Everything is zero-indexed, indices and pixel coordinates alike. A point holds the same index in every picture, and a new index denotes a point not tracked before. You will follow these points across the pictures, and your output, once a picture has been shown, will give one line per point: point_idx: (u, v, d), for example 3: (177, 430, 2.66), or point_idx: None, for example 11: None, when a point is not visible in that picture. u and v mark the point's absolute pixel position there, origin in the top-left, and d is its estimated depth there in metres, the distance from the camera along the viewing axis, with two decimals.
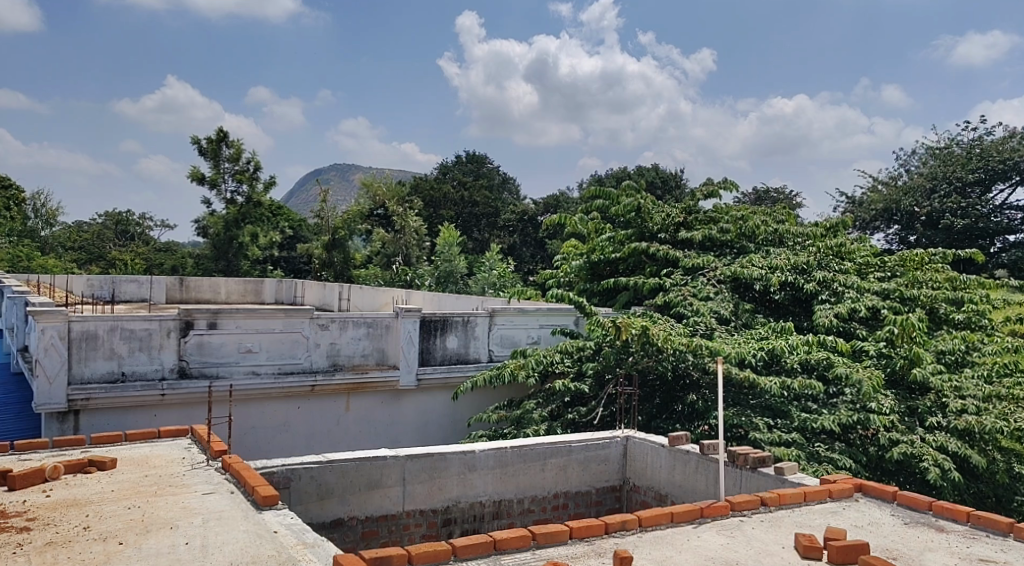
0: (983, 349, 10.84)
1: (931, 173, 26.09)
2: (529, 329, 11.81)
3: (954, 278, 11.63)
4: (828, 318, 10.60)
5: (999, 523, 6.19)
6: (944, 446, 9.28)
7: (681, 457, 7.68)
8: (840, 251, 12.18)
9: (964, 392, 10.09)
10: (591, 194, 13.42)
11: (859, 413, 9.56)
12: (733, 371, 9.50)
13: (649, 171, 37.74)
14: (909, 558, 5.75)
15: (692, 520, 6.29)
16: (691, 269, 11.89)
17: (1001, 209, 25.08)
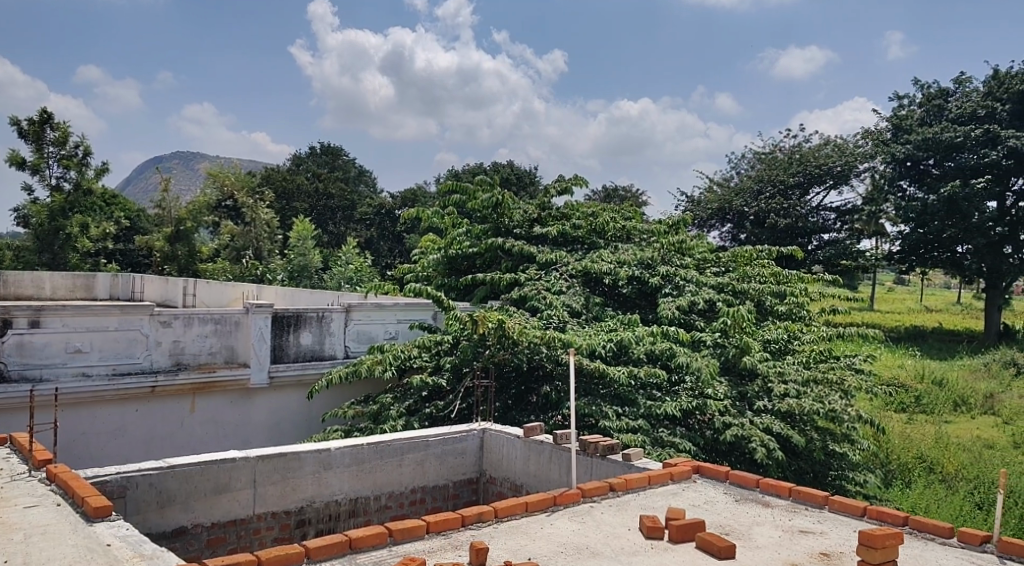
0: (804, 337, 11.85)
1: (758, 176, 28.02)
2: (386, 324, 11.87)
3: (778, 273, 12.65)
4: (671, 310, 11.26)
5: (815, 496, 6.87)
6: (770, 427, 10.12)
7: (536, 448, 8.02)
8: (681, 247, 12.94)
9: (787, 377, 11.02)
10: (448, 189, 13.59)
11: (697, 399, 10.25)
12: (585, 361, 9.94)
13: (504, 167, 38.36)
14: (739, 532, 6.29)
15: (545, 508, 6.60)
16: (544, 264, 12.29)
17: (817, 211, 27.42)
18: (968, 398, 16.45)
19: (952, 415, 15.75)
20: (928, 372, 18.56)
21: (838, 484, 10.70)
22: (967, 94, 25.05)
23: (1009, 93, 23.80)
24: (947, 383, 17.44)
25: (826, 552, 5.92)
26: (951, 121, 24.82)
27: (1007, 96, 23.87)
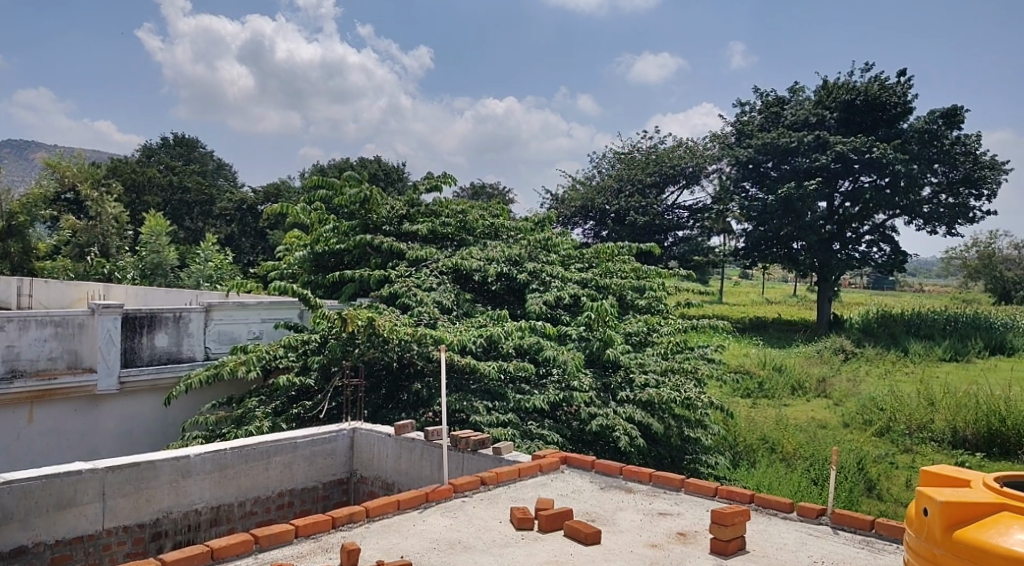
0: (662, 329, 12.45)
1: (618, 175, 29.07)
2: (249, 324, 11.62)
3: (638, 269, 13.25)
4: (538, 305, 11.59)
5: (673, 480, 7.30)
6: (631, 416, 10.61)
7: (407, 445, 8.11)
8: (547, 244, 13.31)
9: (646, 368, 11.57)
10: (313, 184, 13.41)
11: (564, 391, 10.60)
12: (456, 357, 10.08)
13: (371, 163, 38.02)
14: (605, 518, 6.61)
15: (417, 505, 6.72)
16: (414, 261, 12.33)
17: (672, 209, 28.83)
18: (804, 383, 17.82)
19: (791, 399, 17.04)
20: (770, 360, 19.97)
21: (692, 467, 11.33)
22: (800, 102, 27.05)
23: (837, 102, 25.88)
24: (786, 369, 18.85)
25: (684, 532, 6.31)
26: (787, 127, 26.77)
27: (834, 105, 25.98)
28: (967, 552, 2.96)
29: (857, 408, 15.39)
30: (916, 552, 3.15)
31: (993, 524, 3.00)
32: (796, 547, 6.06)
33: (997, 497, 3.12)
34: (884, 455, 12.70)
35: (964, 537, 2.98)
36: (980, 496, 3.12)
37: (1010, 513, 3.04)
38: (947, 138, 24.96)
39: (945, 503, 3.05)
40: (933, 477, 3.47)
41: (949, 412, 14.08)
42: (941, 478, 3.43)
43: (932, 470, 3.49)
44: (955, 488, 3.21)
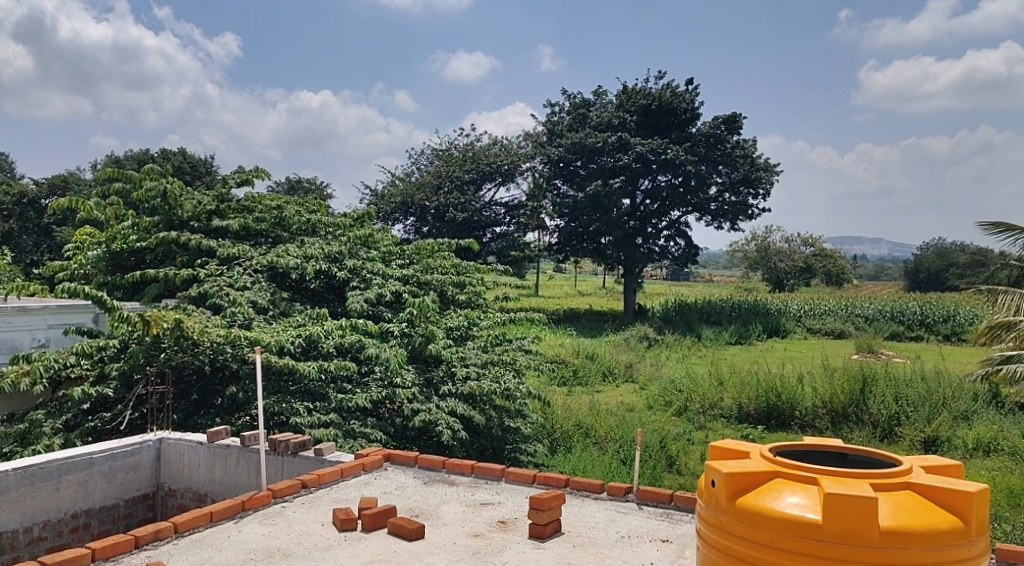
0: (482, 324, 12.65)
1: (436, 171, 29.21)
2: (34, 330, 10.71)
3: (458, 265, 13.43)
4: (360, 303, 11.48)
5: (494, 470, 7.50)
6: (454, 409, 10.76)
7: (221, 452, 7.83)
8: (367, 240, 13.18)
9: (467, 361, 11.73)
10: (108, 176, 12.48)
11: (387, 389, 10.58)
12: (273, 359, 9.78)
13: (174, 155, 35.90)
14: (429, 512, 6.70)
15: (231, 516, 6.51)
16: (225, 259, 11.79)
17: (489, 205, 29.41)
18: (613, 369, 18.84)
19: (601, 385, 17.95)
20: (583, 349, 20.91)
21: (513, 456, 11.67)
22: (604, 104, 28.44)
23: (635, 107, 27.51)
24: (597, 357, 19.81)
25: (504, 520, 6.53)
26: (592, 127, 28.04)
27: (633, 109, 27.57)
28: (747, 518, 2.98)
29: (659, 391, 16.47)
30: (706, 524, 3.15)
31: (770, 490, 3.03)
32: (607, 525, 6.44)
33: (774, 466, 3.16)
34: (682, 433, 13.69)
35: (745, 504, 3.00)
36: (758, 465, 3.16)
37: (784, 479, 3.08)
38: (728, 143, 27.29)
39: (730, 474, 3.07)
40: (720, 452, 3.50)
41: (736, 391, 15.43)
42: (725, 452, 3.46)
43: (721, 445, 3.52)
44: (737, 462, 3.24)
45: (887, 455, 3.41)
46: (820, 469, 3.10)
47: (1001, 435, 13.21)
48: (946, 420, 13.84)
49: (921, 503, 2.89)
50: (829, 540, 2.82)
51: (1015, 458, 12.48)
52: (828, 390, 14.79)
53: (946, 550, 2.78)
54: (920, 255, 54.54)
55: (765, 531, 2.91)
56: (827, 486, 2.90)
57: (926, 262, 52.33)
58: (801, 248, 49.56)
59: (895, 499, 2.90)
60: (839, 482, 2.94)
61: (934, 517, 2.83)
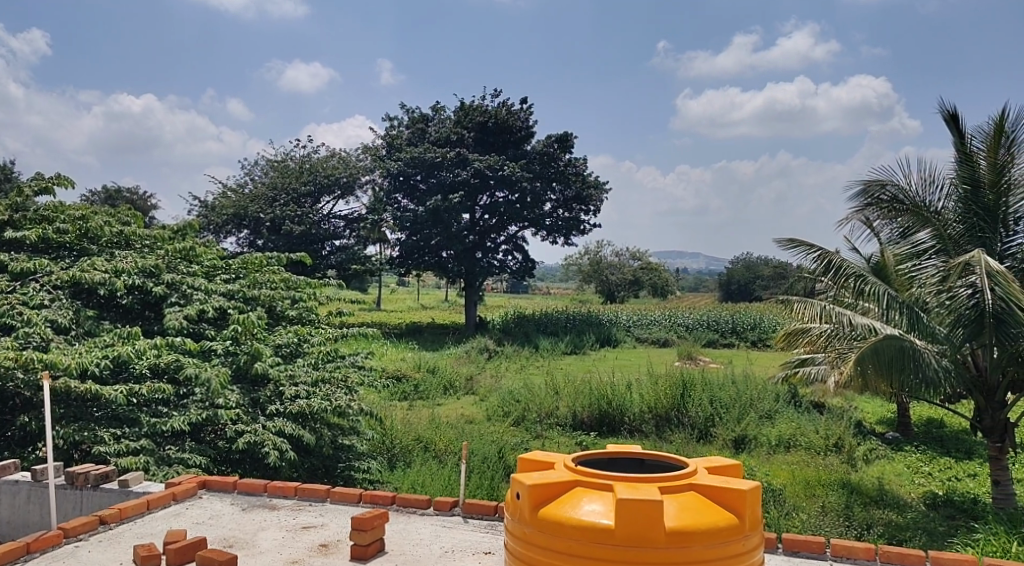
0: (313, 339, 12.21)
1: (272, 183, 28.25)
2: None
3: (288, 279, 12.95)
4: (178, 320, 10.86)
5: (318, 491, 7.35)
6: (282, 429, 10.38)
7: (8, 489, 7.19)
8: (188, 254, 12.50)
9: (297, 379, 11.28)
10: None
11: (208, 410, 10.01)
12: (74, 383, 9.11)
13: None
14: (244, 541, 6.46)
15: (14, 559, 5.99)
16: (19, 274, 10.82)
17: (328, 218, 28.80)
18: (453, 382, 18.91)
19: (441, 398, 17.97)
20: (423, 362, 20.87)
21: (346, 474, 11.36)
22: (442, 120, 28.67)
23: (473, 123, 27.92)
24: (437, 370, 19.82)
25: (325, 543, 6.40)
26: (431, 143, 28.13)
27: (470, 126, 27.97)
28: (549, 528, 3.10)
29: (498, 401, 16.66)
30: (512, 538, 3.23)
31: (570, 499, 3.16)
32: (431, 540, 6.46)
33: (575, 475, 3.30)
34: (520, 443, 13.93)
35: (546, 514, 3.12)
36: (560, 475, 3.29)
37: (583, 487, 3.22)
38: (562, 161, 28.32)
39: (532, 486, 3.17)
40: (529, 464, 3.60)
41: (570, 399, 15.87)
42: (534, 464, 3.57)
43: (529, 457, 3.63)
44: (541, 473, 3.36)
45: (677, 458, 3.65)
46: (617, 476, 3.27)
47: (800, 433, 14.40)
48: (753, 420, 14.94)
49: (703, 502, 3.12)
50: (621, 544, 2.98)
51: (812, 452, 13.62)
52: (652, 396, 15.60)
53: (723, 546, 3.02)
54: (734, 268, 58.58)
55: (564, 539, 3.05)
56: (619, 493, 3.07)
57: (737, 275, 56.23)
58: (629, 262, 52.09)
59: (681, 501, 3.11)
60: (630, 488, 3.12)
61: (713, 516, 3.06)
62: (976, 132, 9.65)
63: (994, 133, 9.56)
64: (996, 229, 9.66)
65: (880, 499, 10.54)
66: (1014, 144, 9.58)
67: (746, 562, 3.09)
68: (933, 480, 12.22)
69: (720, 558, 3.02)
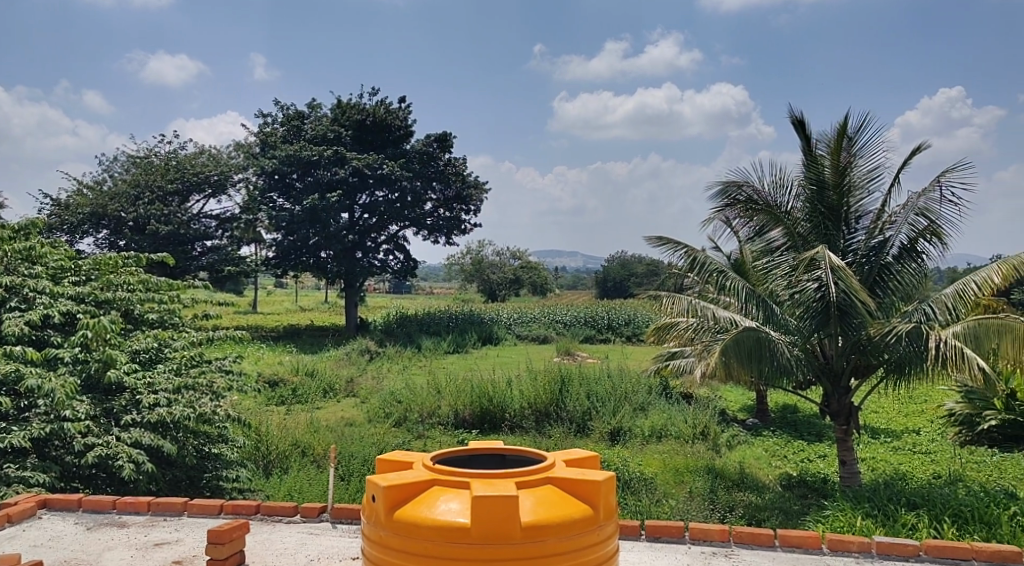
0: (175, 344, 11.55)
1: (134, 180, 26.46)
2: None
3: (146, 281, 12.14)
4: (18, 327, 10.11)
5: (173, 504, 7.01)
6: (139, 440, 9.80)
7: None
8: (30, 255, 11.55)
9: (156, 387, 10.57)
10: None
11: (53, 424, 9.32)
12: None
13: None
14: (87, 563, 6.05)
15: None
16: None
17: (197, 218, 27.46)
18: (333, 385, 18.50)
19: (320, 401, 17.54)
20: (301, 365, 20.28)
21: (213, 485, 10.85)
22: (318, 118, 28.03)
23: (350, 121, 27.42)
24: (316, 373, 19.32)
25: (178, 560, 6.10)
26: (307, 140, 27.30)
27: (348, 124, 27.45)
28: (404, 530, 3.04)
29: (379, 403, 16.39)
30: (368, 542, 3.15)
31: (426, 499, 3.10)
32: (295, 550, 6.26)
33: (432, 474, 3.24)
34: (402, 444, 13.74)
35: (401, 516, 3.06)
36: (417, 475, 3.22)
37: (440, 486, 3.17)
38: (441, 161, 28.29)
39: (388, 487, 3.09)
40: (387, 465, 3.51)
41: (452, 398, 15.78)
42: (392, 465, 3.49)
43: (388, 457, 3.54)
44: (398, 473, 3.28)
45: (536, 451, 3.66)
46: (473, 473, 3.24)
47: (670, 423, 14.89)
48: (627, 411, 15.32)
49: (560, 495, 3.13)
50: (477, 542, 2.95)
51: (681, 440, 14.11)
52: (532, 392, 15.74)
53: (579, 536, 3.05)
54: (610, 265, 60.07)
55: (420, 541, 2.99)
56: (476, 490, 3.03)
57: (613, 273, 57.70)
58: (509, 261, 52.62)
59: (537, 495, 3.11)
60: (487, 484, 3.09)
61: (568, 508, 3.08)
62: (820, 137, 10.22)
63: (836, 136, 10.14)
64: (838, 227, 10.34)
65: (741, 482, 11.04)
66: (853, 147, 10.21)
67: (601, 551, 3.12)
68: (788, 462, 12.91)
69: (576, 549, 3.04)
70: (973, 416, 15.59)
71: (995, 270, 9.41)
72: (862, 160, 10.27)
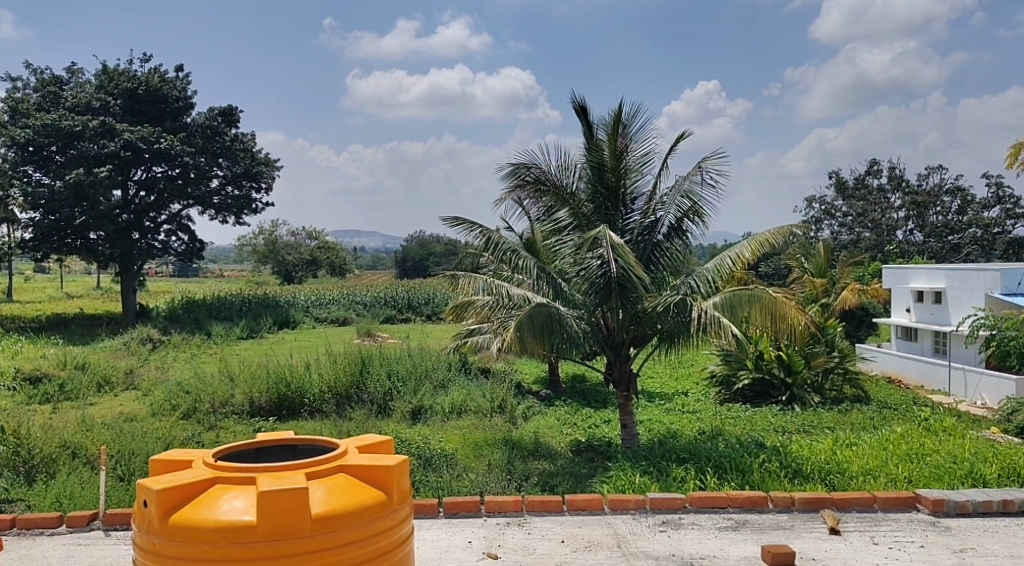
0: None
1: None
2: None
3: None
4: None
5: None
6: None
7: None
8: None
9: None
10: None
11: None
12: None
13: None
14: None
15: None
16: None
17: None
18: (109, 378, 17.21)
19: (95, 397, 16.26)
20: (71, 358, 18.62)
21: None
22: (80, 84, 25.68)
23: (119, 90, 25.31)
24: (88, 366, 17.88)
25: None
26: (67, 109, 24.90)
27: (117, 92, 25.34)
28: (181, 535, 2.98)
29: (163, 395, 15.44)
30: (140, 550, 3.06)
31: (207, 499, 3.04)
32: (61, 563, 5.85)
33: (214, 471, 3.16)
34: (191, 437, 12.99)
35: (178, 520, 2.99)
36: (197, 474, 3.13)
37: (223, 484, 3.10)
38: (226, 135, 26.97)
39: (161, 491, 3.00)
40: (161, 466, 3.37)
41: (246, 386, 15.17)
42: (166, 465, 3.35)
43: (162, 458, 3.39)
44: (175, 474, 3.16)
45: (326, 440, 3.65)
46: (259, 468, 3.18)
47: (470, 399, 15.20)
48: (427, 390, 15.49)
49: (352, 483, 3.16)
50: (262, 539, 2.94)
51: (480, 415, 14.48)
52: (331, 375, 15.47)
53: (370, 524, 3.08)
54: (410, 245, 60.08)
55: (199, 545, 2.96)
56: (260, 486, 3.01)
57: (412, 252, 57.77)
58: (305, 241, 51.13)
59: (328, 484, 3.12)
60: (274, 478, 3.06)
61: (360, 496, 3.11)
62: (599, 122, 10.80)
63: (613, 123, 10.77)
64: (617, 207, 10.99)
65: (535, 451, 11.54)
66: (628, 133, 10.90)
67: (395, 536, 3.17)
68: (578, 429, 13.67)
69: (368, 538, 3.08)
70: (731, 376, 17.31)
71: (746, 247, 10.55)
72: (636, 145, 10.98)
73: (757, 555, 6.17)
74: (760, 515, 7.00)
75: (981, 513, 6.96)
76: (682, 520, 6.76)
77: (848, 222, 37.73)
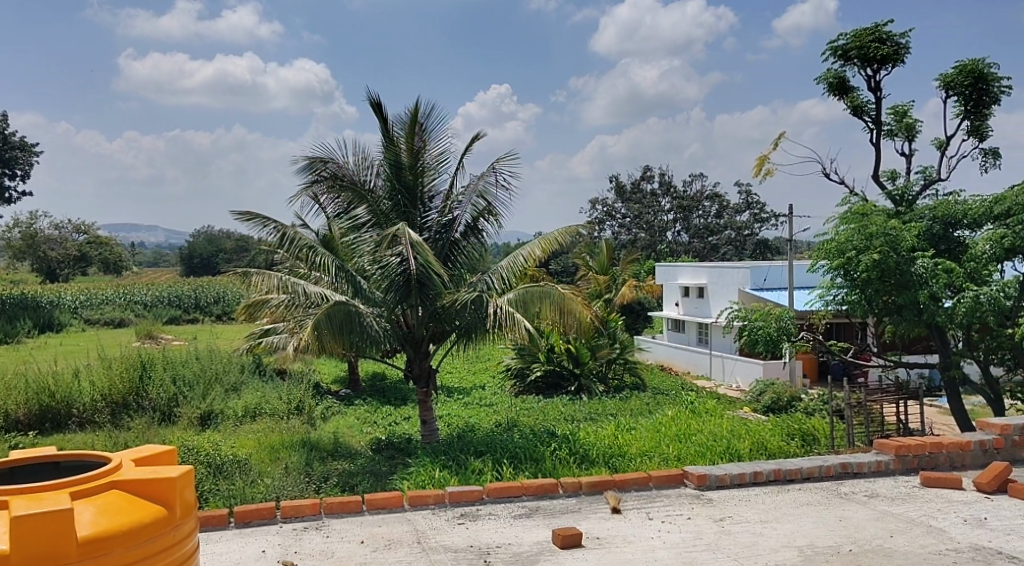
0: None
1: None
2: None
3: None
4: None
5: None
6: None
7: None
8: None
9: None
10: None
11: None
12: None
13: None
14: None
15: None
16: None
17: None
18: None
19: None
20: None
21: None
22: None
23: None
24: None
25: None
26: None
27: None
28: None
29: None
30: None
31: None
32: None
33: None
34: None
35: None
36: None
37: None
38: None
39: None
40: None
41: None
42: None
43: None
44: None
45: (93, 455, 3.56)
46: (13, 491, 3.01)
47: (264, 401, 14.90)
48: (217, 394, 14.95)
49: (127, 501, 3.03)
50: None
51: (276, 417, 14.19)
52: (104, 382, 14.46)
53: (150, 542, 2.98)
54: (195, 241, 57.22)
55: None
56: (15, 511, 2.80)
57: (199, 249, 54.93)
58: (73, 235, 47.13)
59: (99, 504, 2.98)
60: (31, 502, 2.87)
61: (136, 513, 2.99)
62: (396, 120, 11.04)
63: (410, 121, 11.06)
64: (415, 205, 11.25)
65: (334, 452, 11.58)
66: (425, 131, 11.24)
67: (176, 552, 3.10)
68: (378, 428, 13.80)
69: (148, 555, 2.98)
70: (524, 369, 18.16)
71: (536, 245, 11.26)
72: (432, 144, 11.34)
73: (548, 538, 6.15)
74: (552, 500, 7.06)
75: (737, 484, 7.21)
76: (480, 511, 6.72)
77: (627, 223, 40.37)
